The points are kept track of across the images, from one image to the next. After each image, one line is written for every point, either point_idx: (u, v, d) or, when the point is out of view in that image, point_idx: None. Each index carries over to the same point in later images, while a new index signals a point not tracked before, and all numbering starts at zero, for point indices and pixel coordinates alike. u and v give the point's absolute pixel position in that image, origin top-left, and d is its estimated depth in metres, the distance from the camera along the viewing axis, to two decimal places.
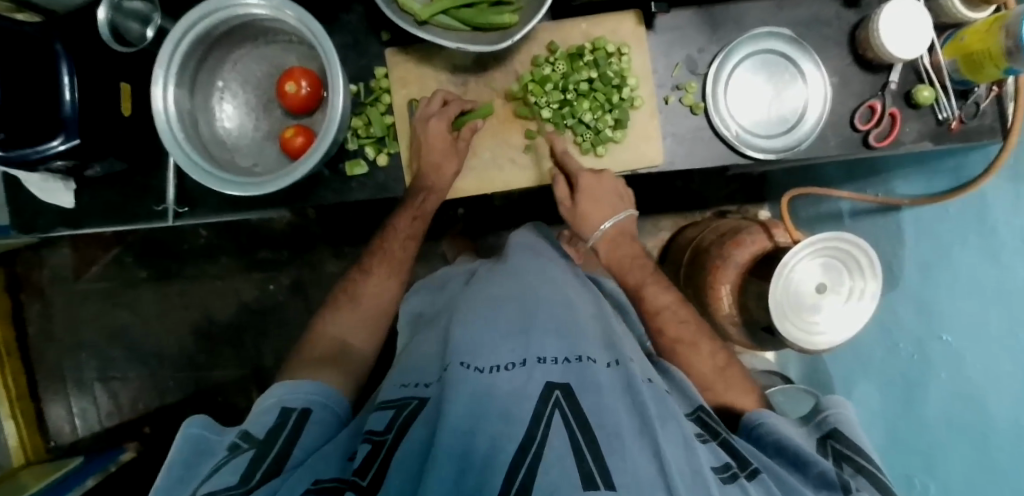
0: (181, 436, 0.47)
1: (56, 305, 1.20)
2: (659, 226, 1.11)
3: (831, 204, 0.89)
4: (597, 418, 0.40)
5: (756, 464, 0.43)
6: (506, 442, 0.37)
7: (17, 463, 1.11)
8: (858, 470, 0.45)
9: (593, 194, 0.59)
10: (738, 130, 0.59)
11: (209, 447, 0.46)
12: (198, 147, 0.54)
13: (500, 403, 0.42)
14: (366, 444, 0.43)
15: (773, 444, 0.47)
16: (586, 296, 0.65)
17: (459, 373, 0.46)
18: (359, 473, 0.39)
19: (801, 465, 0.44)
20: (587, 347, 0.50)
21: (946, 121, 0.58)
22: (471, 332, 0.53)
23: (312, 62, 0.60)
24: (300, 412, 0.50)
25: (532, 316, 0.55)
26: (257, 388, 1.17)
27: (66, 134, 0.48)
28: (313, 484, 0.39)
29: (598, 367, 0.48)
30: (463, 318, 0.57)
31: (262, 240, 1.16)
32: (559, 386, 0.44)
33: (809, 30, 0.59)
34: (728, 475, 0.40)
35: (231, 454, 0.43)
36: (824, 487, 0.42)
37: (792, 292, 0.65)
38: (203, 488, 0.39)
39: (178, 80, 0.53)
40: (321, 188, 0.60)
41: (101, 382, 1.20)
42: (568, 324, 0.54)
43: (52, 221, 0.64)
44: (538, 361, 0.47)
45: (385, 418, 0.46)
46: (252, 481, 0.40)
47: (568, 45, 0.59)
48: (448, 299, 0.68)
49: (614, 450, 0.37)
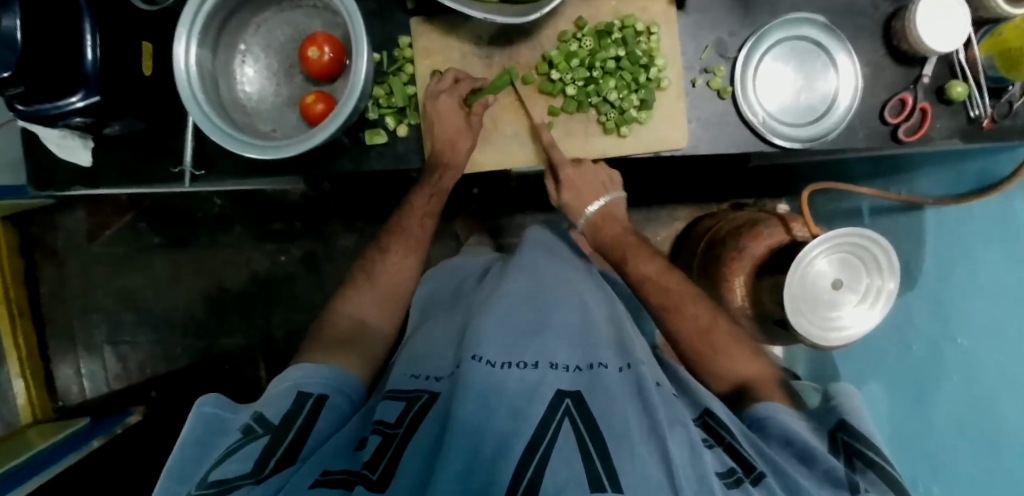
0: (195, 415, 0.47)
1: (69, 267, 1.21)
2: (673, 216, 1.11)
3: (851, 201, 0.88)
4: (606, 423, 0.41)
5: (762, 468, 0.42)
6: (515, 440, 0.38)
7: (24, 420, 1.13)
8: (868, 464, 0.44)
9: (577, 181, 0.61)
10: (765, 116, 0.57)
11: (224, 424, 0.47)
12: (218, 108, 0.54)
13: (509, 403, 0.42)
14: (377, 435, 0.43)
15: (779, 436, 0.47)
16: (602, 298, 0.64)
17: (471, 369, 0.45)
18: (371, 466, 0.39)
19: (808, 459, 0.44)
20: (601, 353, 0.51)
21: (978, 119, 0.57)
22: (484, 327, 0.52)
23: (336, 29, 0.59)
24: (316, 399, 0.50)
25: (545, 317, 0.55)
26: (264, 358, 1.18)
27: (86, 90, 0.48)
28: (323, 474, 0.39)
29: (609, 372, 0.48)
30: (477, 314, 0.57)
31: (274, 211, 1.17)
32: (569, 393, 0.44)
33: (843, 19, 0.58)
34: (733, 482, 0.40)
35: (245, 438, 0.43)
36: (832, 485, 0.42)
37: (808, 286, 0.64)
38: (214, 473, 0.39)
39: (201, 40, 0.53)
40: (341, 157, 0.60)
41: (110, 346, 1.21)
42: (581, 329, 0.54)
43: (67, 180, 0.64)
44: (550, 366, 0.47)
45: (395, 410, 0.46)
46: (267, 468, 0.41)
47: (597, 21, 0.58)
48: (462, 295, 0.69)
49: (622, 452, 0.38)
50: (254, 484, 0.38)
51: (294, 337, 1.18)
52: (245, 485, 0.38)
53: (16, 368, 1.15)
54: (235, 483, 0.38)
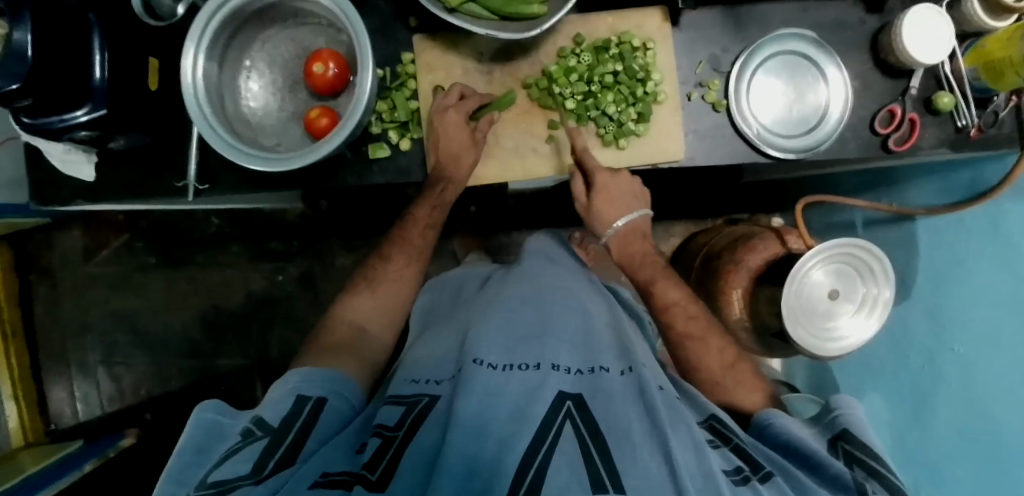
0: (194, 420, 0.46)
1: (64, 287, 1.20)
2: (669, 231, 1.12)
3: (844, 214, 0.90)
4: (608, 426, 0.41)
5: (769, 468, 0.43)
6: (516, 441, 0.38)
7: (16, 444, 1.10)
8: (871, 473, 0.43)
9: (609, 189, 0.60)
10: (758, 129, 0.59)
11: (224, 431, 0.46)
12: (223, 121, 0.54)
13: (511, 404, 0.42)
14: (377, 438, 0.43)
15: (785, 445, 0.47)
16: (603, 304, 0.64)
17: (472, 371, 0.46)
18: (370, 467, 0.39)
19: (815, 465, 0.44)
20: (602, 356, 0.51)
21: (965, 128, 0.58)
22: (486, 332, 0.53)
23: (339, 46, 0.60)
24: (315, 402, 0.49)
25: (546, 322, 0.56)
26: (261, 379, 1.17)
27: (93, 104, 0.49)
28: (321, 477, 0.38)
29: (610, 375, 0.48)
30: (478, 319, 0.58)
31: (272, 229, 1.17)
32: (570, 395, 0.44)
33: (831, 34, 0.60)
34: (740, 478, 0.40)
35: (244, 440, 0.43)
36: (840, 489, 0.42)
37: (805, 298, 0.65)
38: (214, 475, 0.38)
39: (208, 54, 0.54)
40: (344, 170, 0.61)
41: (104, 366, 1.19)
42: (583, 333, 0.55)
43: (71, 194, 0.64)
44: (552, 368, 0.48)
45: (396, 414, 0.46)
46: (264, 472, 0.39)
47: (594, 38, 0.60)
48: (461, 302, 0.69)
49: (625, 455, 0.38)
50: (254, 484, 0.38)
51: (291, 357, 1.17)
52: (244, 485, 0.37)
53: (7, 391, 1.13)
54: (235, 484, 0.37)
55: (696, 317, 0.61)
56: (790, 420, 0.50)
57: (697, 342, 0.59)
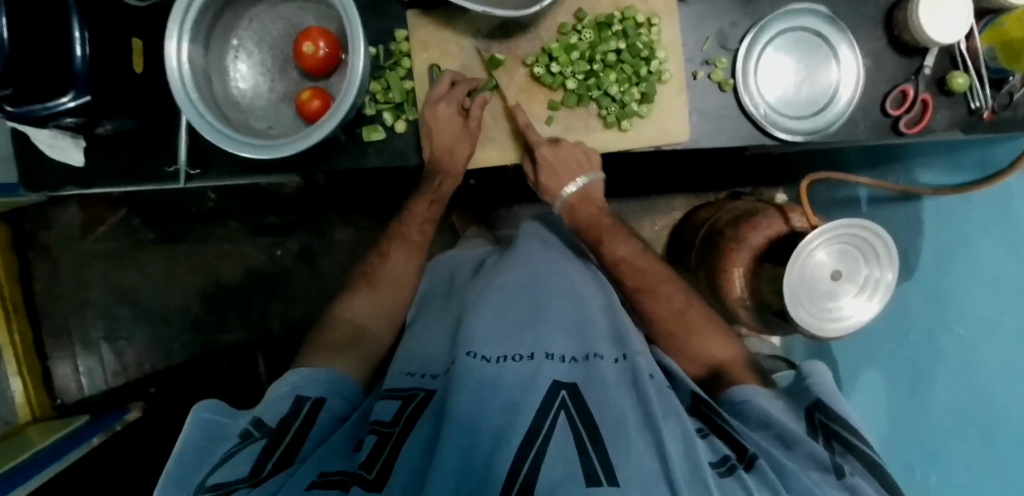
0: (192, 420, 0.47)
1: (63, 264, 1.19)
2: (671, 205, 1.11)
3: (848, 190, 0.88)
4: (602, 414, 0.40)
5: (753, 450, 0.43)
6: (512, 434, 0.37)
7: (24, 418, 1.12)
8: (848, 449, 0.44)
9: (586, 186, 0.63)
10: (766, 109, 0.57)
11: (223, 430, 0.46)
12: (212, 106, 0.53)
13: (505, 396, 0.42)
14: (372, 435, 0.43)
15: (759, 421, 0.47)
16: (596, 286, 0.63)
17: (466, 363, 0.46)
18: (366, 466, 0.39)
19: (789, 443, 0.44)
20: (596, 342, 0.51)
21: (979, 110, 0.56)
22: (479, 322, 0.53)
23: (330, 22, 0.58)
24: (314, 402, 0.49)
25: (542, 310, 0.55)
26: (263, 352, 1.18)
27: (77, 90, 0.47)
28: (320, 476, 0.39)
29: (604, 362, 0.48)
30: (472, 307, 0.57)
31: (269, 204, 1.15)
32: (565, 385, 0.44)
33: (845, 8, 0.57)
34: (726, 469, 0.40)
35: (244, 442, 0.43)
36: (817, 468, 0.42)
37: (809, 279, 0.63)
38: (212, 479, 0.39)
39: (192, 36, 0.52)
40: (338, 153, 0.59)
41: (107, 341, 1.21)
42: (578, 319, 0.55)
43: (60, 180, 0.63)
44: (545, 357, 0.47)
45: (392, 409, 0.46)
46: (263, 472, 0.40)
47: (596, 13, 0.57)
48: (456, 289, 0.69)
49: (618, 444, 0.37)
50: (251, 487, 0.38)
51: (292, 331, 1.18)
52: (242, 488, 0.38)
53: (13, 368, 1.14)
54: (232, 488, 0.38)
55: (677, 308, 0.64)
56: (766, 398, 0.49)
57: (706, 341, 0.58)
